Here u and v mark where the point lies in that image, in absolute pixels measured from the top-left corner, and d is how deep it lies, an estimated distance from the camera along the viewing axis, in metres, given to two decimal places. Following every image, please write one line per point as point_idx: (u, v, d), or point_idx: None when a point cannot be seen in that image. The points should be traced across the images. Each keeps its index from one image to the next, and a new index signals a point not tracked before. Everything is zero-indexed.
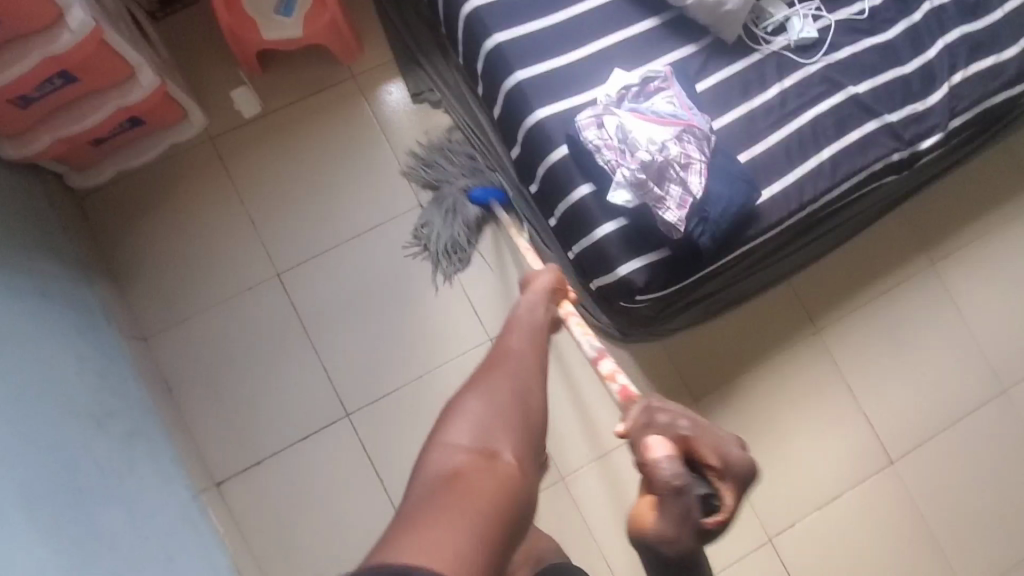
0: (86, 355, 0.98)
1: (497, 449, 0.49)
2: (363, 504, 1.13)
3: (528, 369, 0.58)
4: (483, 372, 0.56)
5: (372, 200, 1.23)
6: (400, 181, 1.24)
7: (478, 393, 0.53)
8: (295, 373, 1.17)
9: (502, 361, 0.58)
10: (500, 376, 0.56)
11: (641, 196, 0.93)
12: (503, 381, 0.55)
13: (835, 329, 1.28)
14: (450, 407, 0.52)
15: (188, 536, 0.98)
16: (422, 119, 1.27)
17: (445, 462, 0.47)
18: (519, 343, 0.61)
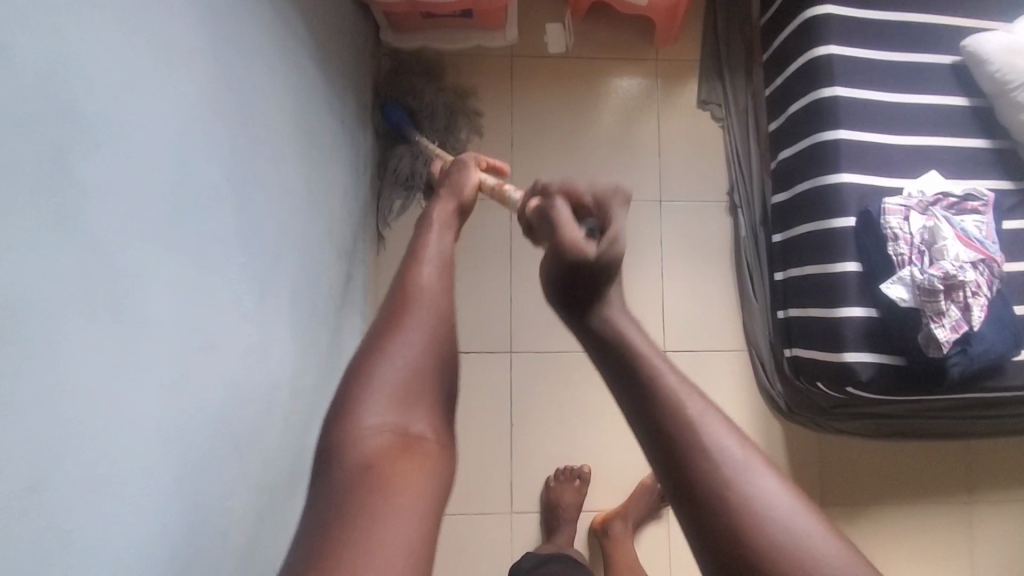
0: (345, 195, 1.05)
1: (412, 423, 0.46)
2: (486, 432, 1.19)
3: (444, 297, 0.55)
4: (400, 320, 0.51)
5: (617, 176, 1.26)
6: (650, 173, 1.27)
7: (410, 331, 0.50)
8: (484, 292, 1.22)
9: (420, 292, 0.54)
10: (419, 310, 0.52)
11: (920, 301, 0.91)
12: (412, 330, 0.50)
13: (986, 508, 1.23)
14: (363, 351, 0.49)
15: None
16: (697, 126, 1.29)
17: (372, 452, 0.44)
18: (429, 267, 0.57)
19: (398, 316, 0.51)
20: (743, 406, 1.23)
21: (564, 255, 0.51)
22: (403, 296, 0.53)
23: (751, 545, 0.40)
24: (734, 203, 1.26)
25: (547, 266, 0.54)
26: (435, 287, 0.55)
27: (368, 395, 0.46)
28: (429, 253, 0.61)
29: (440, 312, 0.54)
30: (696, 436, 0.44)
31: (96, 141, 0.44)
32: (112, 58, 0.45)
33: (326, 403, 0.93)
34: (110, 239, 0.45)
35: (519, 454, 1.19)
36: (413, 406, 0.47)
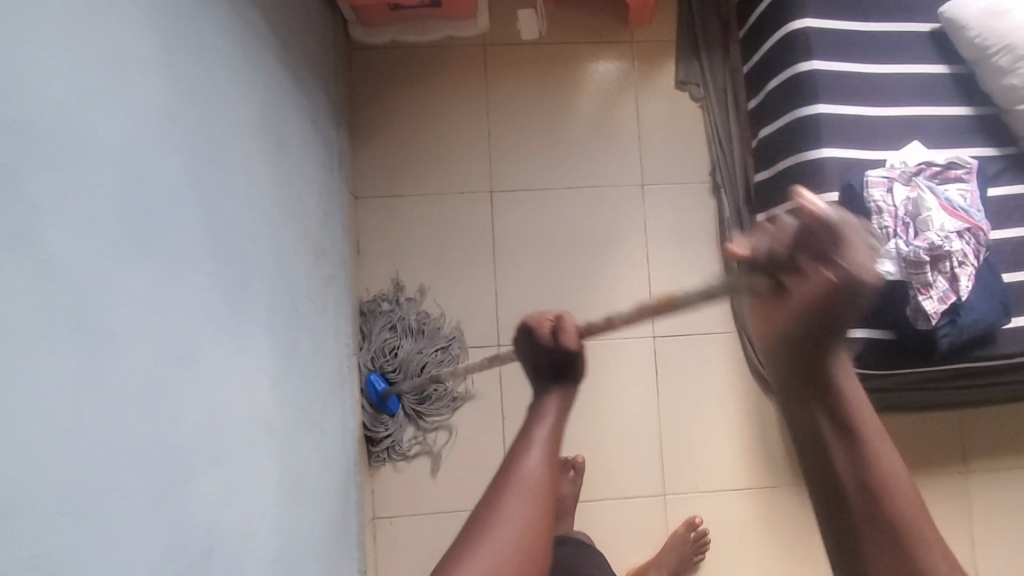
0: (321, 196, 1.03)
1: None
2: (478, 428, 1.18)
3: (546, 484, 0.52)
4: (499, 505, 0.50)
5: (599, 163, 1.24)
6: (633, 158, 1.25)
7: (503, 523, 0.49)
8: (468, 287, 1.20)
9: (519, 481, 0.52)
10: (517, 499, 0.51)
11: (908, 274, 0.89)
12: (509, 515, 0.50)
13: (984, 476, 1.23)
14: (461, 536, 0.50)
15: (337, 390, 1.03)
16: (677, 107, 1.27)
17: None
18: (541, 443, 0.55)
19: (493, 500, 0.51)
20: (736, 388, 1.22)
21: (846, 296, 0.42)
22: (505, 477, 0.52)
23: (900, 541, 0.40)
24: (716, 183, 1.24)
25: (830, 295, 0.42)
26: (544, 481, 0.52)
27: (451, 575, 0.47)
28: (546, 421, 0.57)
29: (539, 500, 0.51)
30: (891, 479, 0.41)
31: (44, 153, 0.41)
32: (56, 65, 0.43)
33: (312, 408, 0.92)
34: (68, 255, 0.43)
35: None
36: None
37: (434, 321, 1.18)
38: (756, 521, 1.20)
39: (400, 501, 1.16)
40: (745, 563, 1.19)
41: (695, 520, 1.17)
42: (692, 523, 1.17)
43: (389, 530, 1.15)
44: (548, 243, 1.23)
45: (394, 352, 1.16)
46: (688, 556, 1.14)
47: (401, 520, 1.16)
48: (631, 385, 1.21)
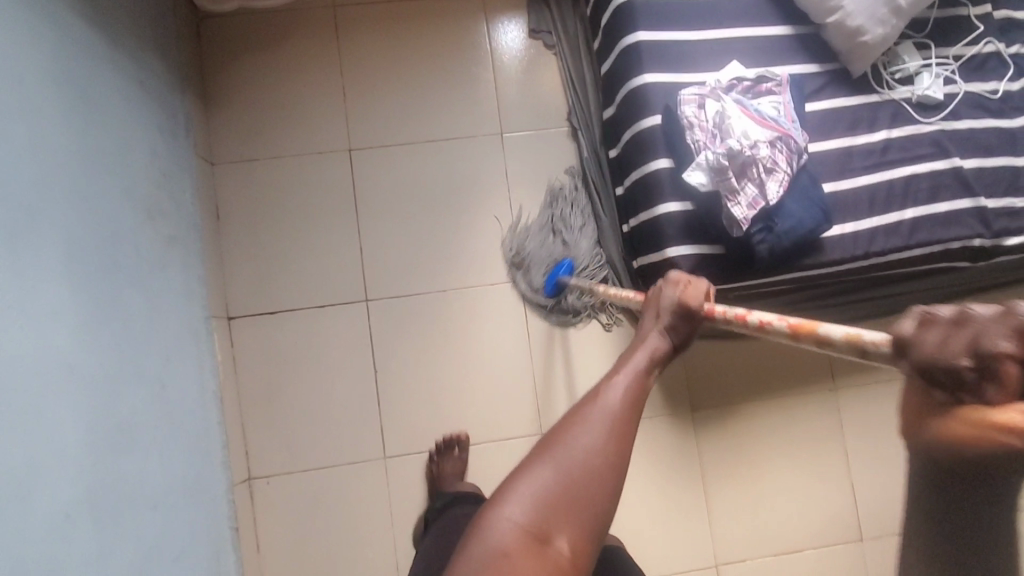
0: (157, 157, 1.03)
1: (555, 534, 0.39)
2: (349, 383, 1.19)
3: (632, 415, 0.44)
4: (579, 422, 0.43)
5: (457, 114, 1.26)
6: (491, 108, 1.27)
7: (590, 429, 0.43)
8: (333, 246, 1.21)
9: (610, 392, 0.46)
10: (603, 409, 0.44)
11: (716, 183, 0.92)
12: (589, 434, 0.42)
13: (854, 393, 1.26)
14: (541, 445, 0.43)
15: (188, 348, 1.04)
16: (533, 56, 1.29)
17: (492, 547, 0.39)
18: (633, 373, 0.48)
19: (584, 408, 0.45)
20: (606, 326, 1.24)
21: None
22: (593, 400, 0.45)
23: None
24: (602, 229, 1.24)
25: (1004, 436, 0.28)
26: (634, 410, 0.45)
27: (519, 484, 0.41)
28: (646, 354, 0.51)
29: (629, 435, 0.43)
30: None
31: None
32: None
33: (148, 361, 0.93)
34: None
35: (388, 402, 1.20)
36: (564, 512, 0.40)
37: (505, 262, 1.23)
38: (634, 454, 1.23)
39: (275, 461, 1.17)
40: (625, 495, 1.21)
41: None
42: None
43: (266, 490, 1.16)
44: (408, 198, 1.23)
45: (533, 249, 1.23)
46: None
47: (277, 480, 1.16)
48: (502, 329, 1.22)
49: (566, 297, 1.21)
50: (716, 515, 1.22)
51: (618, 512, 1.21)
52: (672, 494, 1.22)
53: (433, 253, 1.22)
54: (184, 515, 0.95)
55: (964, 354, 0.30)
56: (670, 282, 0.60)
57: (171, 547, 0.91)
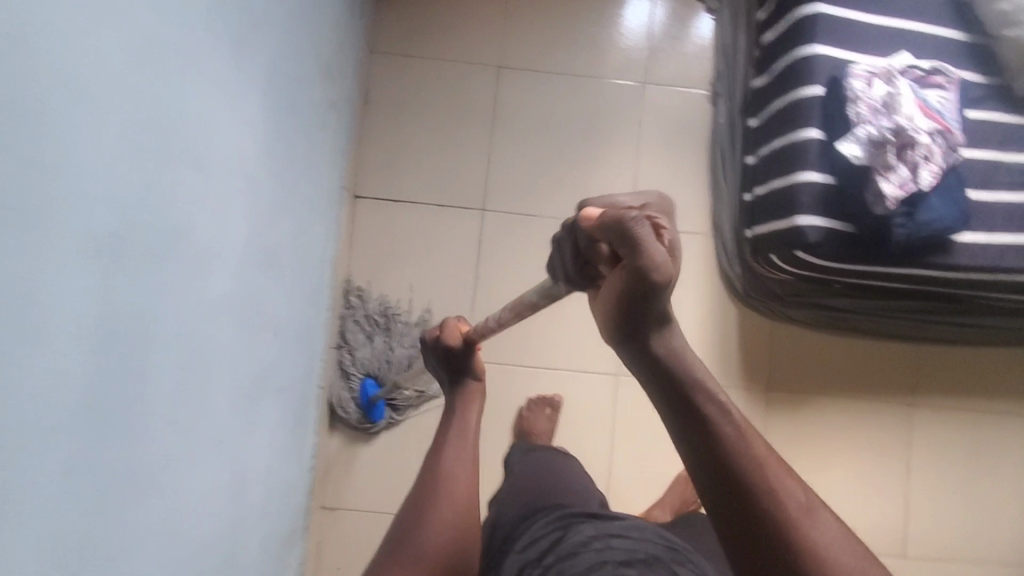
0: (338, 26, 1.08)
1: None
2: (449, 286, 1.23)
3: (469, 477, 0.79)
4: (420, 517, 0.74)
5: (606, 57, 1.30)
6: (637, 61, 1.30)
7: (430, 525, 0.73)
8: (461, 154, 1.26)
9: (443, 479, 0.77)
10: (437, 504, 0.75)
11: (871, 157, 0.94)
12: (455, 462, 0.79)
13: (928, 413, 1.26)
14: (385, 559, 0.71)
15: (321, 209, 1.09)
16: (691, 18, 1.32)
17: None
18: (461, 454, 0.80)
19: (415, 510, 0.75)
20: (701, 290, 1.27)
21: (650, 278, 0.46)
22: (423, 503, 0.75)
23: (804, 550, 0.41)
24: (393, 316, 1.21)
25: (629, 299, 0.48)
26: (467, 470, 0.79)
27: (422, 523, 0.73)
28: (470, 421, 0.83)
29: (450, 513, 0.75)
30: (772, 470, 0.44)
31: None
32: None
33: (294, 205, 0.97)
34: None
35: (480, 312, 1.24)
36: (458, 544, 0.74)
37: (343, 364, 1.19)
38: None
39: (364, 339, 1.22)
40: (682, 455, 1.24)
41: None
42: None
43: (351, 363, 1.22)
44: (540, 125, 1.28)
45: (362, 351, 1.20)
46: (687, 492, 1.20)
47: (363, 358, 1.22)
48: None
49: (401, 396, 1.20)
50: None
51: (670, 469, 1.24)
52: None
53: (554, 182, 1.27)
54: (290, 356, 1.02)
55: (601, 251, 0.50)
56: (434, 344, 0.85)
57: (276, 378, 0.97)
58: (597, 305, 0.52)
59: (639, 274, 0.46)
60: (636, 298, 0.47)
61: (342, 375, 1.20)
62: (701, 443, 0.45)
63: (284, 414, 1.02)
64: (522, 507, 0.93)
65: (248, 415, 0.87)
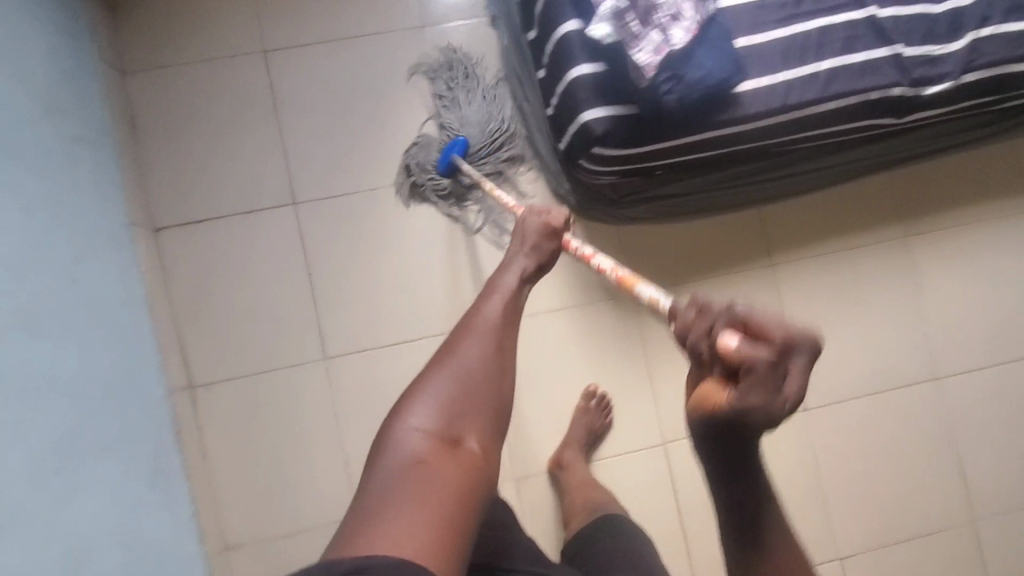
0: (57, 55, 0.99)
1: (463, 437, 0.59)
2: (285, 289, 1.19)
3: (495, 339, 0.63)
4: (458, 347, 0.62)
5: (373, 9, 1.23)
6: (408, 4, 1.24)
7: (444, 374, 0.60)
8: (255, 152, 1.20)
9: (485, 325, 0.64)
10: (470, 346, 0.62)
11: (619, 31, 0.92)
12: (471, 356, 0.62)
13: (791, 267, 1.25)
14: (415, 394, 0.60)
15: (106, 251, 1.02)
16: None
17: (414, 451, 0.57)
18: (491, 313, 0.65)
19: (443, 357, 0.62)
20: None
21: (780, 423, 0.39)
22: (467, 331, 0.64)
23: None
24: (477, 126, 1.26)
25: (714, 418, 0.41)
26: (500, 331, 0.64)
27: (419, 406, 0.59)
28: (489, 307, 0.66)
29: (503, 341, 0.64)
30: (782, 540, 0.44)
31: None
32: None
33: (56, 257, 0.90)
34: None
35: (325, 304, 1.20)
36: (467, 418, 0.59)
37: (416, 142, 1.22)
38: (575, 340, 1.23)
39: (213, 369, 1.17)
40: (569, 381, 1.21)
41: (592, 388, 1.21)
42: (591, 391, 1.20)
43: (208, 396, 1.16)
44: (326, 97, 1.21)
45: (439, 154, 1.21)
46: (597, 421, 1.18)
47: (219, 388, 1.17)
48: (435, 224, 1.22)
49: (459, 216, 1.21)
50: (662, 394, 1.22)
51: (560, 400, 1.21)
52: (616, 377, 1.22)
53: (360, 152, 1.22)
54: (113, 411, 0.95)
55: (703, 341, 0.43)
56: (514, 234, 0.80)
57: (97, 437, 0.90)
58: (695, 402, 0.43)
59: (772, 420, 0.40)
60: (731, 430, 0.40)
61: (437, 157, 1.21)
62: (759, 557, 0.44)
63: (125, 474, 0.95)
64: None
65: (55, 487, 0.80)
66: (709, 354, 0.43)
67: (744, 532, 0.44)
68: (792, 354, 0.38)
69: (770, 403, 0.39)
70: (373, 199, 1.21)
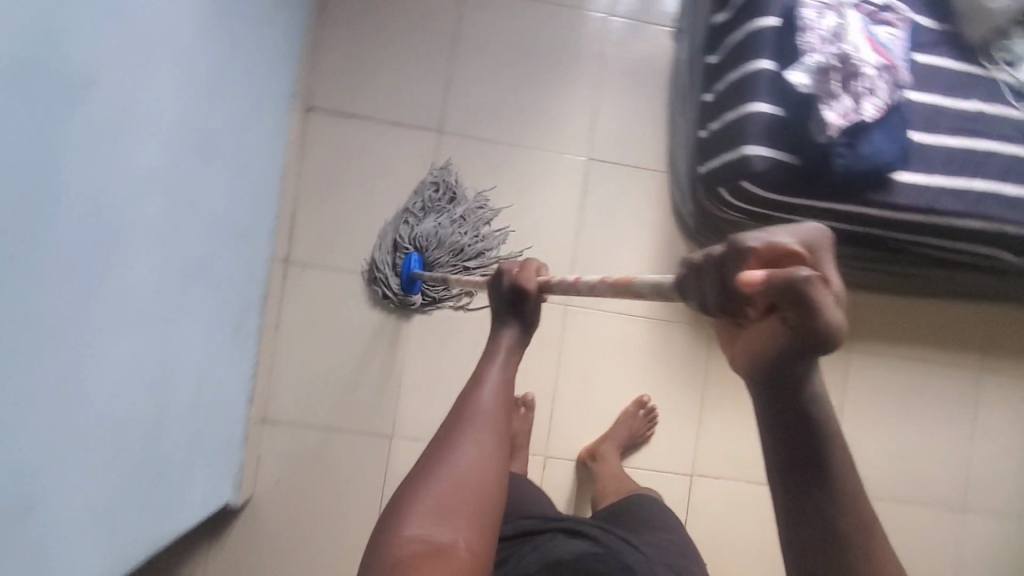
0: None
1: (449, 538, 0.52)
2: (402, 205, 1.24)
3: (491, 425, 0.59)
4: (453, 436, 0.58)
5: None
6: None
7: (436, 469, 0.55)
8: (422, 72, 1.26)
9: (478, 408, 0.60)
10: (467, 432, 0.58)
11: (818, 85, 0.96)
12: (466, 449, 0.57)
13: (866, 358, 1.29)
14: (400, 499, 0.54)
15: (269, 111, 1.07)
16: None
17: (404, 557, 0.50)
18: (487, 395, 0.61)
19: (435, 448, 0.57)
20: (655, 223, 1.28)
21: (821, 340, 0.32)
22: (459, 413, 0.60)
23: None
24: (456, 194, 1.23)
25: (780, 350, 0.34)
26: (495, 413, 0.60)
27: (411, 511, 0.53)
28: (484, 392, 0.61)
29: (498, 424, 0.60)
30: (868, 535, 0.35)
31: None
32: None
33: (237, 98, 0.94)
34: None
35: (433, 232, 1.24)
36: (457, 518, 0.53)
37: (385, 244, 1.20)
38: (645, 351, 1.26)
39: (311, 253, 1.21)
40: (626, 386, 1.25)
41: (644, 399, 1.24)
42: (643, 401, 1.23)
43: (299, 276, 1.21)
44: (503, 48, 1.28)
45: (433, 229, 1.20)
46: (640, 431, 1.21)
47: (311, 272, 1.21)
48: (557, 198, 1.26)
49: (424, 289, 1.20)
50: (705, 428, 1.26)
51: (612, 399, 1.25)
52: (671, 398, 1.26)
53: (515, 108, 1.28)
54: (230, 255, 0.99)
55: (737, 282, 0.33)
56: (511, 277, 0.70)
57: (212, 274, 0.94)
58: (734, 355, 0.37)
59: (822, 344, 0.33)
60: (799, 357, 0.34)
61: (433, 224, 1.21)
62: (825, 532, 0.35)
63: (220, 318, 0.99)
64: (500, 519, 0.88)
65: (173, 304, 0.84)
66: (741, 293, 0.34)
67: (815, 507, 0.35)
68: (794, 269, 0.31)
69: (796, 325, 0.32)
70: (511, 154, 1.27)
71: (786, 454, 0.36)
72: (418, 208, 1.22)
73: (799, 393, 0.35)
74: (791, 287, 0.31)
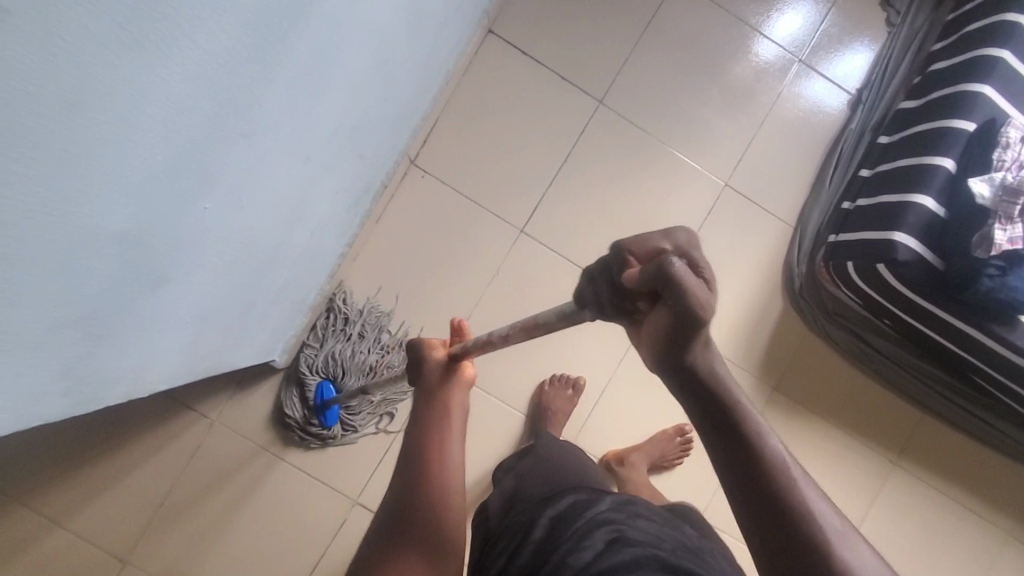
0: None
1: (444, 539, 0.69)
2: (537, 156, 1.25)
3: (457, 433, 0.76)
4: (430, 453, 0.73)
5: (769, 23, 1.32)
6: (795, 41, 1.33)
7: (427, 481, 0.71)
8: (602, 43, 1.28)
9: (440, 425, 0.76)
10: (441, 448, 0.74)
11: (997, 201, 0.97)
12: (448, 454, 0.74)
13: (905, 476, 1.29)
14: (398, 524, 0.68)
15: (462, 16, 1.08)
16: (859, 22, 1.34)
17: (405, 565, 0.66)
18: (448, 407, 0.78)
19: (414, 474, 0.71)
20: (760, 271, 1.28)
21: (695, 323, 0.44)
22: (424, 435, 0.74)
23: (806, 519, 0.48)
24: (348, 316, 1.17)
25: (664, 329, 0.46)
26: (452, 427, 0.76)
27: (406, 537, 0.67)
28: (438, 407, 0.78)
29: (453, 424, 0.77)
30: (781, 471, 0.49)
31: None
32: None
33: None
34: None
35: (554, 192, 1.25)
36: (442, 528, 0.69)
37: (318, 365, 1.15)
38: None
39: (436, 165, 1.22)
40: (672, 410, 1.25)
41: (684, 428, 1.23)
42: (683, 429, 1.22)
43: (416, 181, 1.21)
44: (685, 51, 1.30)
45: (330, 370, 1.16)
46: (670, 456, 1.21)
47: (429, 182, 1.22)
48: (680, 209, 1.27)
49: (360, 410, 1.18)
50: None
51: (654, 416, 1.25)
52: None
53: (674, 112, 1.29)
54: (380, 131, 1.00)
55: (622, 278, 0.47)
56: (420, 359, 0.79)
57: (361, 143, 0.95)
58: (640, 334, 0.50)
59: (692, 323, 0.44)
60: (682, 330, 0.45)
61: (315, 370, 1.15)
62: (751, 481, 0.49)
63: (351, 184, 1.00)
64: (549, 487, 0.84)
65: (327, 151, 0.84)
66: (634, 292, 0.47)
67: (737, 460, 0.50)
68: (665, 261, 0.43)
69: (672, 310, 0.44)
70: (654, 151, 1.28)
71: (715, 438, 0.51)
72: (333, 333, 1.16)
73: (702, 377, 0.49)
74: (662, 280, 0.43)
